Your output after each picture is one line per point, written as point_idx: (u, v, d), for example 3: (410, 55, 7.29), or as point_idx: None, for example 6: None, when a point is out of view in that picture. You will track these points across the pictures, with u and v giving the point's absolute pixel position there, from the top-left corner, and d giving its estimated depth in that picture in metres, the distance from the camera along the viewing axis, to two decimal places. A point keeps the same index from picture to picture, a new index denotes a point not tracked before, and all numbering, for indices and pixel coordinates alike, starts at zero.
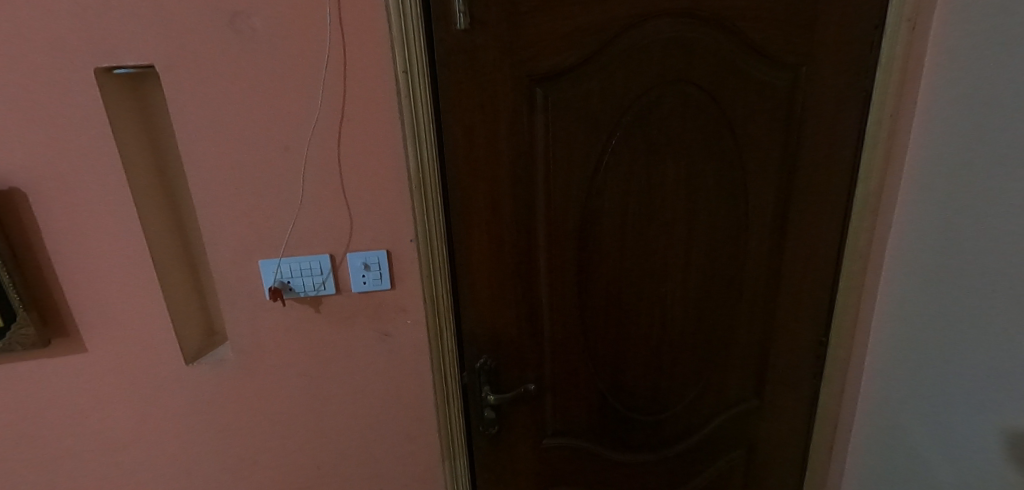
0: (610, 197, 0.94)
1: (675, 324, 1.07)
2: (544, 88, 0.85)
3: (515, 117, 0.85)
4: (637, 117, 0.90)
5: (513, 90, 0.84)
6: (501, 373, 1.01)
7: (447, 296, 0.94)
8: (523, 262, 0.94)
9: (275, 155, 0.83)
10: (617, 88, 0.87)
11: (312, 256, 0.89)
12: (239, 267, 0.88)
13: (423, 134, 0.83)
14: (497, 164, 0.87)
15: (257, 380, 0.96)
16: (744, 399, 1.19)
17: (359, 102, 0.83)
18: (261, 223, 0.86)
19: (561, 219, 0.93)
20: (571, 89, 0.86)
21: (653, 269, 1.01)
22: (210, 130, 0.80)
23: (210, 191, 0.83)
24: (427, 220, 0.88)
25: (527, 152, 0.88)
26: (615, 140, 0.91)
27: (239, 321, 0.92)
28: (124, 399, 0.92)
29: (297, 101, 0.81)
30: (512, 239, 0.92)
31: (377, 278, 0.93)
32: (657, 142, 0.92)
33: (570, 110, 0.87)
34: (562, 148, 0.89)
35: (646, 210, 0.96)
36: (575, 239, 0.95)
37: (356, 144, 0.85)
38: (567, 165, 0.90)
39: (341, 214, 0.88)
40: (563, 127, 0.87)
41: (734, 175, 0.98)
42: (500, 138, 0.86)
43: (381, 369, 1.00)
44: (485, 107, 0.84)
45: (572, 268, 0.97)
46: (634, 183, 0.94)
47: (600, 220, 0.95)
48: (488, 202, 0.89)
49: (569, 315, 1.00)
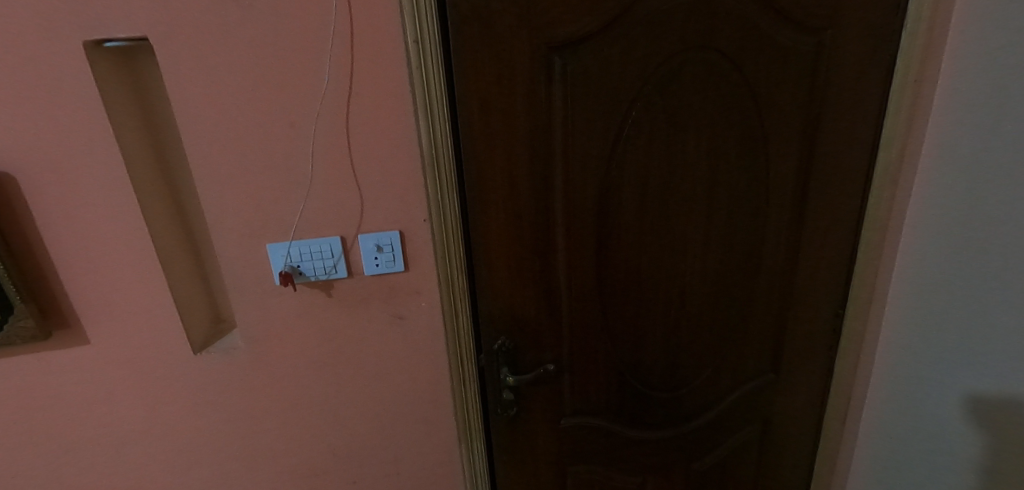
0: (629, 172, 0.91)
1: (693, 302, 1.05)
2: (562, 57, 0.81)
3: (533, 89, 0.81)
4: (658, 86, 0.86)
5: (530, 60, 0.80)
6: (519, 355, 0.99)
7: (463, 277, 0.92)
8: (540, 241, 0.92)
9: (280, 134, 0.78)
10: (638, 56, 0.83)
11: (323, 238, 0.86)
12: (246, 252, 0.85)
13: (437, 107, 0.80)
14: (514, 138, 0.84)
15: (269, 368, 0.93)
16: (761, 374, 1.19)
17: (367, 74, 0.78)
18: (268, 206, 0.82)
19: (579, 197, 0.90)
20: (590, 58, 0.82)
21: (672, 245, 0.99)
22: (210, 107, 0.75)
23: (213, 172, 0.79)
24: (442, 198, 0.85)
25: (544, 126, 0.84)
26: (635, 111, 0.87)
27: (248, 308, 0.89)
28: (130, 392, 0.88)
29: (302, 75, 0.76)
30: (529, 218, 0.89)
31: (391, 260, 0.90)
32: (678, 113, 0.89)
33: (589, 81, 0.83)
34: (581, 121, 0.85)
35: (667, 185, 0.93)
36: (594, 216, 0.92)
37: (366, 121, 0.80)
38: (586, 139, 0.86)
39: (351, 194, 0.84)
40: (582, 99, 0.84)
41: (754, 147, 0.96)
42: (517, 111, 0.82)
43: (395, 353, 0.98)
44: (501, 79, 0.80)
45: (591, 245, 0.94)
46: (654, 157, 0.91)
47: (619, 197, 0.92)
48: (505, 179, 0.86)
49: (588, 295, 0.98)
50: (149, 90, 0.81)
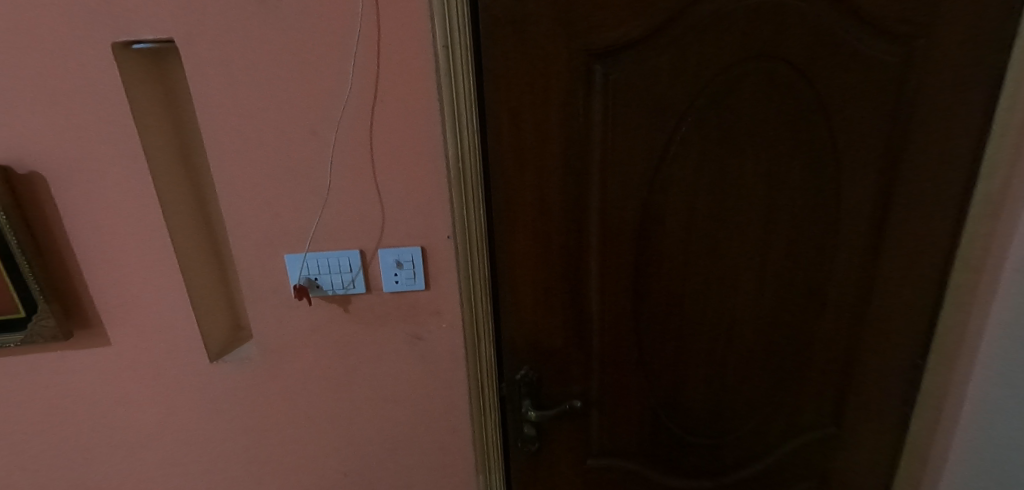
0: (675, 194, 0.81)
1: (742, 340, 0.93)
2: (603, 66, 0.73)
3: (570, 101, 0.74)
4: (712, 101, 0.77)
5: (567, 69, 0.73)
6: (543, 387, 0.91)
7: (486, 301, 0.85)
8: (572, 266, 0.84)
9: (302, 142, 0.75)
10: (691, 66, 0.74)
11: (342, 251, 0.82)
12: (265, 262, 0.82)
13: (465, 119, 0.74)
14: (548, 154, 0.77)
15: (283, 381, 0.90)
16: (819, 425, 1.05)
17: (393, 81, 0.73)
18: (287, 215, 0.79)
19: (617, 219, 0.81)
20: (635, 68, 0.73)
21: (720, 277, 0.88)
22: (233, 112, 0.73)
23: (235, 179, 0.77)
24: (467, 216, 0.79)
25: (582, 141, 0.77)
26: (685, 126, 0.78)
27: (265, 319, 0.86)
28: (147, 396, 0.87)
29: (325, 81, 0.72)
30: (560, 240, 0.82)
31: (411, 278, 0.84)
32: (734, 130, 0.79)
33: (633, 92, 0.74)
34: (622, 136, 0.77)
35: (718, 210, 0.83)
36: (632, 240, 0.83)
37: (390, 130, 0.76)
38: (627, 156, 0.78)
39: (373, 206, 0.80)
40: (624, 111, 0.75)
41: (823, 170, 0.84)
42: (551, 124, 0.75)
43: (412, 375, 0.92)
44: (535, 88, 0.73)
45: (628, 272, 0.85)
46: (704, 179, 0.81)
47: (662, 221, 0.83)
48: (535, 197, 0.79)
49: (622, 327, 0.88)
50: (178, 94, 0.80)
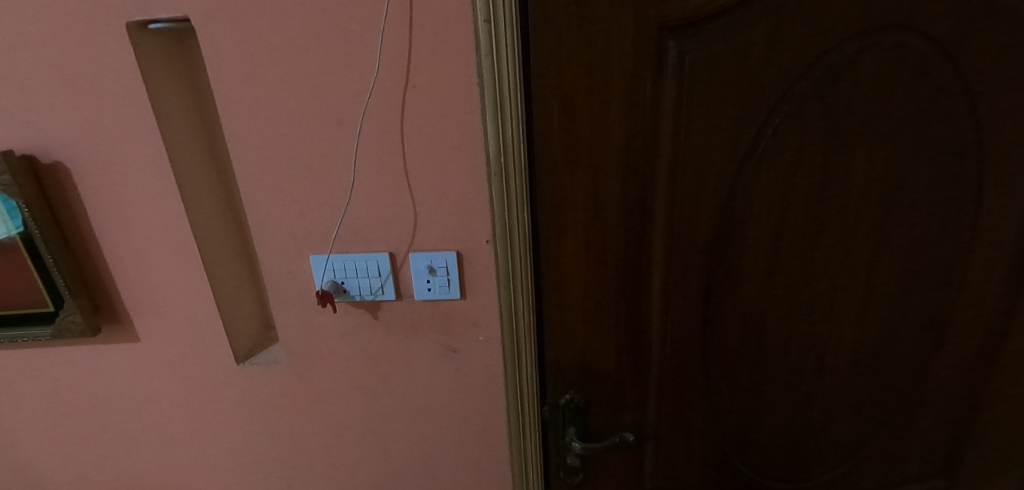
0: (762, 200, 0.66)
1: (835, 376, 0.77)
2: (678, 42, 0.59)
3: (635, 85, 0.61)
4: (818, 84, 0.61)
5: (633, 47, 0.60)
6: (591, 414, 0.80)
7: (529, 316, 0.75)
8: (630, 281, 0.71)
9: (328, 133, 0.68)
10: (791, 41, 0.59)
11: (370, 255, 0.74)
12: (290, 262, 0.76)
13: (510, 107, 0.63)
14: (606, 149, 0.64)
15: (310, 388, 0.84)
16: (926, 478, 0.87)
17: (427, 65, 0.64)
18: (312, 213, 0.72)
19: (688, 227, 0.68)
20: (718, 44, 0.59)
21: (812, 301, 0.72)
22: (255, 100, 0.67)
23: (258, 172, 0.71)
24: (509, 219, 0.69)
25: (648, 134, 0.64)
26: (780, 117, 0.63)
27: (291, 322, 0.80)
28: (176, 395, 0.84)
29: (351, 64, 0.64)
30: (617, 251, 0.70)
31: (445, 285, 0.75)
32: (844, 121, 0.63)
33: (716, 74, 0.60)
34: (698, 129, 0.63)
35: (815, 220, 0.68)
36: (705, 254, 0.69)
37: (423, 121, 0.67)
38: (704, 153, 0.64)
39: (404, 205, 0.71)
40: (703, 99, 0.61)
41: (959, 174, 0.66)
42: (611, 114, 0.63)
43: (445, 390, 0.84)
44: (593, 71, 0.61)
45: (698, 289, 0.72)
46: (801, 182, 0.65)
47: (744, 232, 0.68)
48: (589, 200, 0.67)
49: (687, 353, 0.75)
50: (203, 84, 0.75)
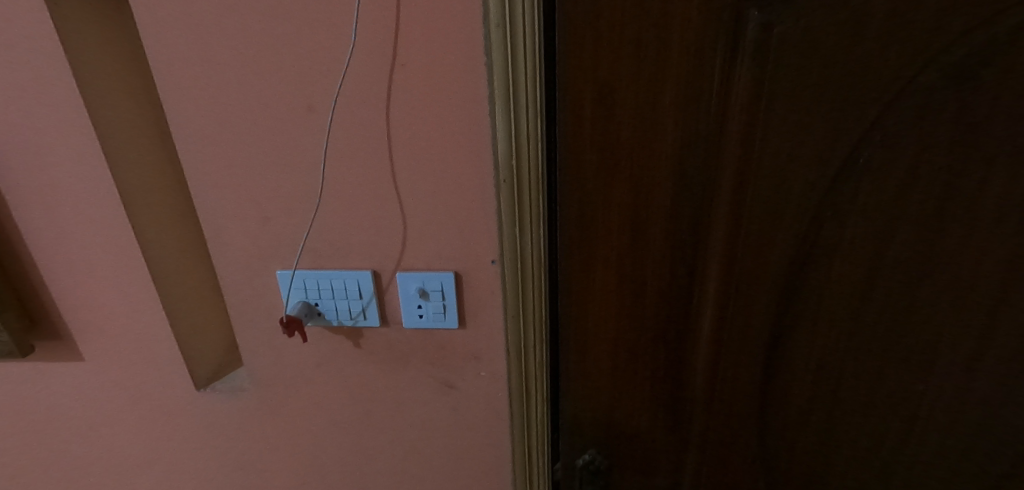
0: (860, 229, 0.50)
1: (941, 467, 0.57)
2: (760, 12, 0.44)
3: (697, 72, 0.47)
4: (959, 73, 0.43)
5: (698, 19, 0.45)
6: (618, 472, 0.67)
7: (541, 352, 0.61)
8: (672, 319, 0.57)
9: (295, 121, 0.54)
10: (927, 8, 0.42)
11: (349, 272, 0.61)
12: (255, 276, 0.63)
13: (526, 95, 0.48)
14: (653, 155, 0.50)
15: (283, 419, 0.72)
16: None
17: (420, 34, 0.49)
18: (279, 220, 0.59)
19: (753, 258, 0.53)
20: (818, 14, 0.43)
21: (917, 365, 0.54)
22: (203, 77, 0.53)
23: (212, 168, 0.57)
24: (521, 236, 0.54)
25: (710, 137, 0.49)
26: (895, 118, 0.46)
27: (258, 345, 0.67)
28: (131, 420, 0.73)
29: (321, 34, 0.50)
30: (658, 282, 0.56)
31: (439, 312, 0.61)
32: (992, 129, 0.44)
33: (808, 59, 0.45)
34: (777, 133, 0.48)
35: (933, 263, 0.49)
36: (774, 293, 0.54)
37: (413, 107, 0.52)
38: (781, 164, 0.49)
39: (390, 214, 0.57)
40: (788, 92, 0.46)
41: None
42: (663, 108, 0.48)
43: (440, 432, 0.71)
44: (640, 53, 0.47)
45: (760, 334, 0.56)
46: (918, 211, 0.48)
47: (831, 270, 0.52)
48: (628, 218, 0.53)
49: (738, 409, 0.61)
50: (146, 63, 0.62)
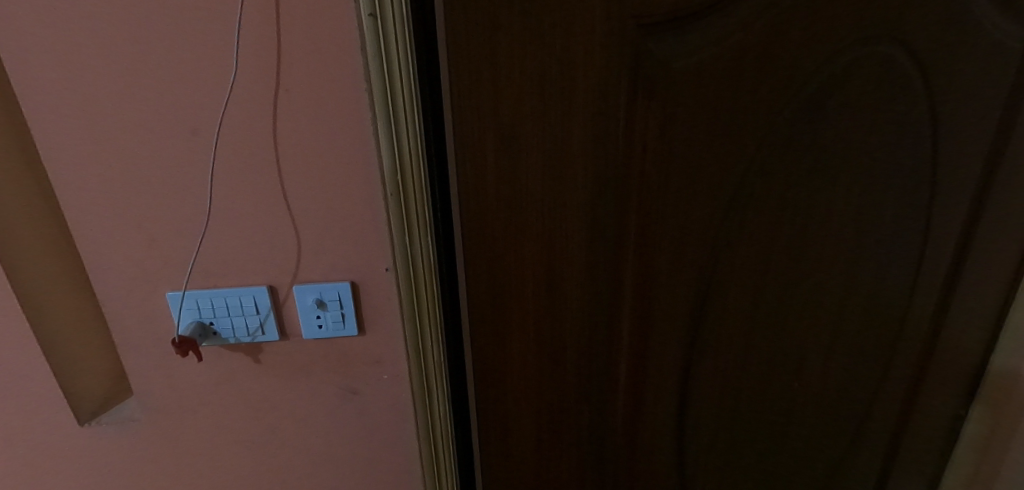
0: (753, 227, 0.60)
1: (807, 402, 0.73)
2: (656, 49, 0.50)
3: (601, 104, 0.52)
4: (808, 101, 0.54)
5: (602, 56, 0.50)
6: (551, 456, 0.74)
7: (439, 351, 0.66)
8: (597, 317, 0.64)
9: (178, 145, 0.56)
10: (779, 49, 0.51)
11: (245, 289, 0.62)
12: (142, 300, 0.62)
13: (405, 116, 0.53)
14: (566, 180, 0.55)
15: (181, 442, 0.71)
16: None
17: (301, 66, 0.53)
18: (167, 243, 0.60)
19: (665, 259, 0.61)
20: (704, 53, 0.50)
21: (786, 329, 0.67)
22: (77, 105, 0.53)
23: (89, 194, 0.57)
24: (411, 243, 0.59)
25: (617, 166, 0.55)
26: (772, 140, 0.55)
27: (149, 371, 0.66)
28: (10, 457, 0.70)
29: (203, 64, 0.52)
30: (579, 294, 0.62)
31: (339, 321, 0.65)
32: (834, 145, 0.56)
33: (699, 91, 0.52)
34: (680, 153, 0.55)
35: (798, 253, 0.62)
36: (688, 293, 0.63)
37: (301, 130, 0.56)
38: (684, 179, 0.56)
39: (284, 229, 0.60)
40: (686, 119, 0.53)
41: (949, 196, 0.61)
42: (573, 138, 0.53)
43: (346, 439, 0.73)
44: (553, 83, 0.51)
45: (681, 322, 0.65)
46: (787, 215, 0.60)
47: (723, 269, 0.62)
48: (546, 238, 0.58)
49: (655, 386, 0.69)
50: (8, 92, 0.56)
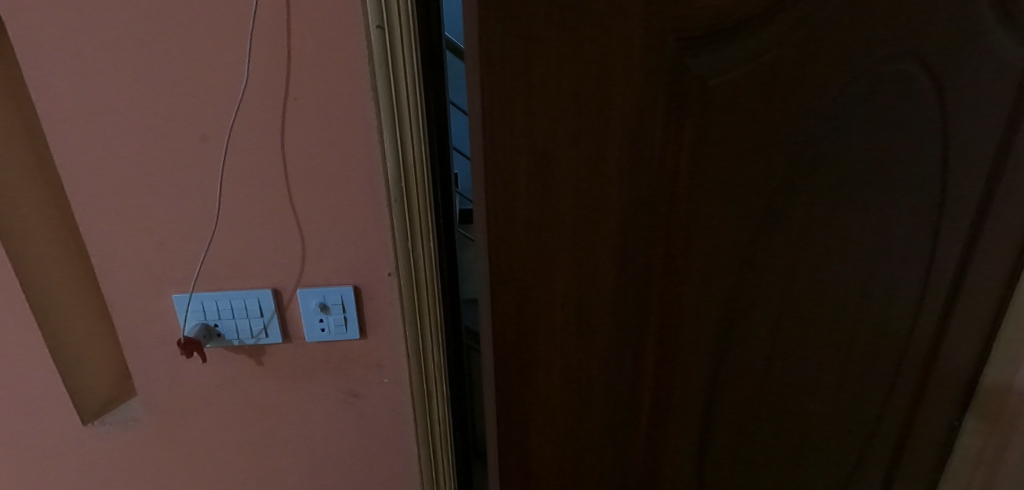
0: (791, 307, 0.48)
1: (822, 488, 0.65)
2: (697, 68, 0.35)
3: (636, 143, 0.36)
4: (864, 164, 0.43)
5: (639, 75, 0.34)
6: None
7: (440, 355, 0.67)
8: (603, 419, 0.48)
9: (188, 151, 0.57)
10: (828, 60, 0.38)
11: (250, 291, 0.64)
12: (148, 302, 0.63)
13: (410, 124, 0.55)
14: (594, 251, 0.39)
15: (182, 443, 0.72)
16: None
17: (310, 74, 0.55)
18: (174, 246, 0.61)
19: (690, 348, 0.47)
20: (753, 78, 0.36)
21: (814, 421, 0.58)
22: (92, 112, 0.55)
23: (100, 198, 0.58)
24: (413, 248, 0.61)
25: (641, 226, 0.39)
26: (823, 204, 0.44)
27: (153, 372, 0.67)
28: (13, 457, 0.71)
29: (214, 72, 0.54)
30: (582, 391, 0.46)
31: (341, 324, 0.66)
32: (882, 222, 0.47)
33: (743, 135, 0.38)
34: (716, 216, 0.41)
35: (837, 336, 0.52)
36: (708, 382, 0.49)
37: (308, 136, 0.58)
38: (720, 249, 0.42)
39: (289, 233, 0.62)
40: (728, 171, 0.39)
41: (970, 227, 0.51)
42: (606, 193, 0.37)
43: (345, 442, 0.74)
44: (556, 106, 0.34)
45: (700, 419, 0.51)
46: (827, 273, 0.48)
47: (746, 335, 0.48)
48: (570, 327, 0.42)
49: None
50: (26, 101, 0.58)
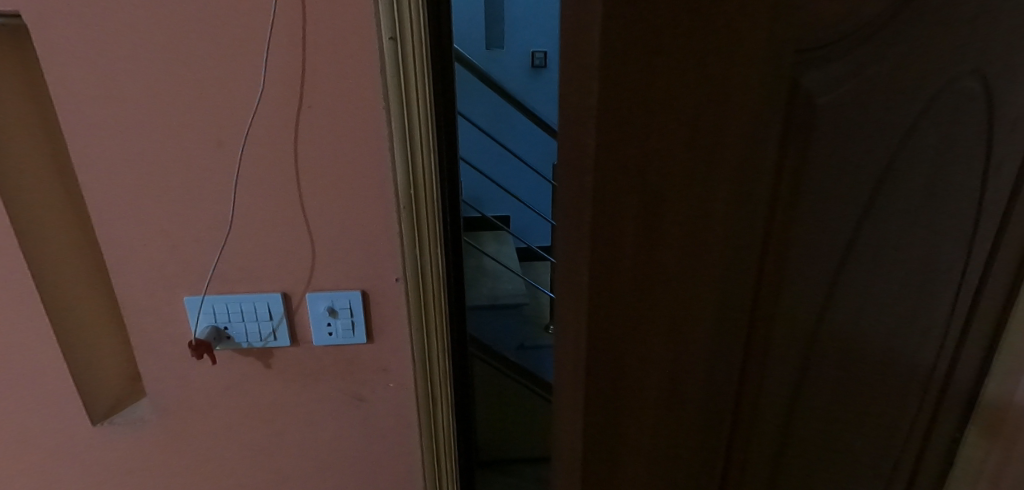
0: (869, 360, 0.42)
1: None
2: (815, 89, 0.27)
3: (749, 175, 0.27)
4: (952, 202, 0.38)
5: (764, 92, 0.25)
6: None
7: (445, 361, 0.68)
8: None
9: (204, 157, 0.59)
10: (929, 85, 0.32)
11: (260, 296, 0.65)
12: (160, 304, 0.65)
13: (421, 134, 0.57)
14: (693, 321, 0.30)
15: (188, 443, 0.73)
16: None
17: (324, 84, 0.57)
18: (188, 250, 0.62)
19: (768, 419, 0.39)
20: (867, 104, 0.30)
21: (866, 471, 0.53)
22: (112, 119, 0.57)
23: (116, 202, 0.60)
24: (421, 255, 0.62)
25: (742, 287, 0.31)
26: (911, 245, 0.38)
27: (162, 373, 0.68)
28: (23, 454, 0.72)
29: (231, 81, 0.56)
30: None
31: (348, 329, 0.67)
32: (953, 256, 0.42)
33: (847, 171, 0.31)
34: (813, 266, 0.34)
35: (895, 379, 0.47)
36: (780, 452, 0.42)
37: (321, 144, 0.59)
38: (812, 303, 0.35)
39: (300, 239, 0.63)
40: (828, 213, 0.32)
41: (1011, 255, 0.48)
42: (712, 244, 0.28)
43: (350, 445, 0.75)
44: (673, 138, 0.24)
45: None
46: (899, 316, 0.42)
47: (814, 386, 0.41)
48: (654, 419, 0.32)
49: None
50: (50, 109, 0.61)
